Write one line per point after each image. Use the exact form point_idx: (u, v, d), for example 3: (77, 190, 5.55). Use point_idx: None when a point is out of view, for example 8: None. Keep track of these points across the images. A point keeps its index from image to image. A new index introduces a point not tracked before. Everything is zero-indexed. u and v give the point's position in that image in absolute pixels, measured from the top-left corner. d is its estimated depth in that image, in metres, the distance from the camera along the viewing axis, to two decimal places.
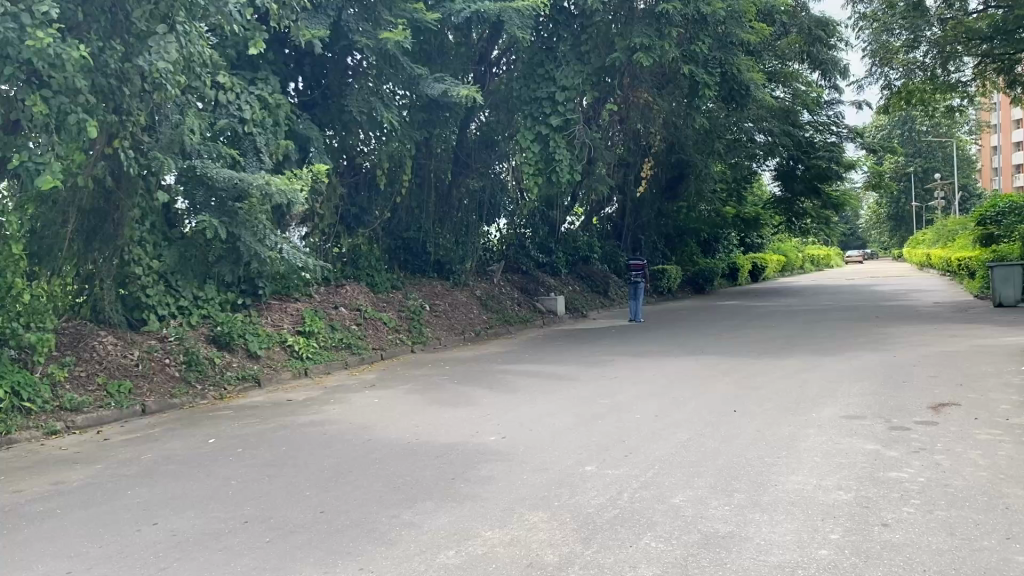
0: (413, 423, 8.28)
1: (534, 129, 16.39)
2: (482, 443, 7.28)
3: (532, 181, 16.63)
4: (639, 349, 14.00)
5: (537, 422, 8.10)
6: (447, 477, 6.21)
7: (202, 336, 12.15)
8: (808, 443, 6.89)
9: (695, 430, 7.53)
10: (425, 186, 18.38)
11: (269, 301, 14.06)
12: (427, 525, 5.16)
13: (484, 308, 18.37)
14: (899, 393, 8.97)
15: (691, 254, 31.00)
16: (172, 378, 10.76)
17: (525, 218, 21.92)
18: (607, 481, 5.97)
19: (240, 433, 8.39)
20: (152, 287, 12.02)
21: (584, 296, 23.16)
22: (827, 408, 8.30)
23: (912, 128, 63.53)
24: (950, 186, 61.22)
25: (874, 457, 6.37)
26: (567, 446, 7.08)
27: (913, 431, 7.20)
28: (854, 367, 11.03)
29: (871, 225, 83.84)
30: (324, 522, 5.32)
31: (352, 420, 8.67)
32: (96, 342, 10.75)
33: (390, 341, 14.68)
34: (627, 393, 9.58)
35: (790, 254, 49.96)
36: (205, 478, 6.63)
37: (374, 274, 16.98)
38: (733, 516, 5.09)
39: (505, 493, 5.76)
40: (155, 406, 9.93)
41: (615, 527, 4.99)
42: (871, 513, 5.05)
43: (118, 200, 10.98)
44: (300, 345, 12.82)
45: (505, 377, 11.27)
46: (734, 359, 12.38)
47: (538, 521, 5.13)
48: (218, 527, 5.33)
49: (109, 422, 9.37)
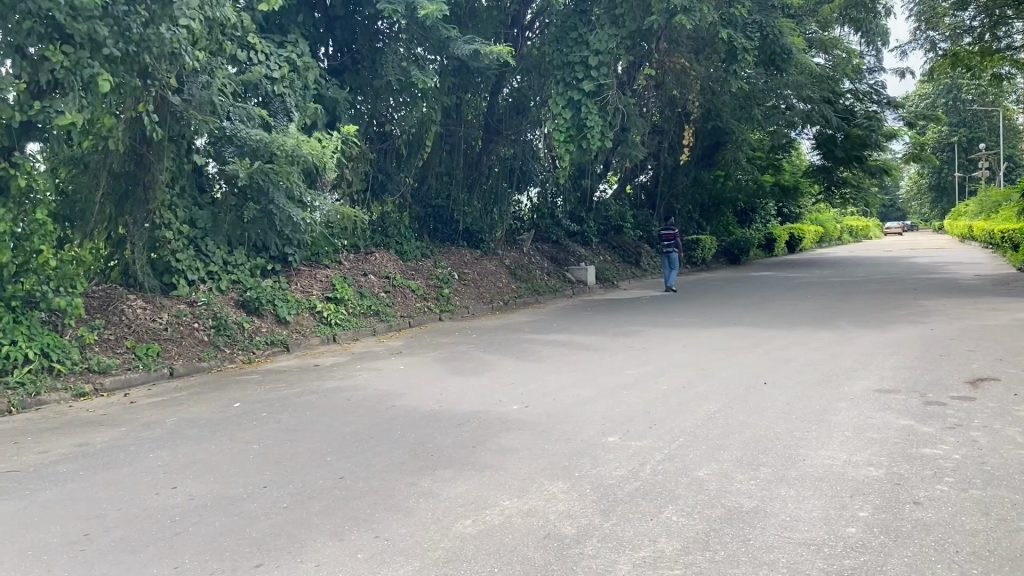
0: (437, 391, 8.22)
1: (566, 95, 16.18)
2: (505, 412, 7.20)
3: (563, 148, 16.43)
4: (670, 320, 13.82)
5: (562, 391, 8.00)
6: (468, 446, 6.15)
7: (231, 301, 12.12)
8: (839, 417, 6.72)
9: (722, 402, 7.37)
10: (455, 153, 18.25)
11: (299, 267, 14.01)
12: (445, 494, 5.09)
13: (513, 277, 18.25)
14: (936, 367, 8.73)
15: (726, 224, 30.55)
16: (200, 342, 10.79)
17: (557, 186, 21.71)
18: (630, 452, 5.85)
19: (264, 397, 8.41)
20: (182, 252, 11.99)
21: (616, 265, 22.92)
22: (860, 382, 8.09)
23: (957, 96, 61.86)
24: (996, 157, 59.64)
25: (908, 433, 6.18)
26: (591, 416, 6.97)
27: (949, 406, 6.99)
28: (890, 341, 10.77)
29: (912, 196, 82.05)
30: (342, 489, 5.28)
31: (377, 386, 8.64)
32: (124, 305, 10.76)
33: (418, 309, 14.61)
34: (654, 364, 9.44)
35: (828, 224, 49.13)
36: (226, 442, 6.64)
37: (403, 242, 16.89)
38: (758, 492, 4.95)
39: (525, 463, 5.67)
40: (183, 369, 10.00)
41: (636, 499, 4.87)
42: (902, 490, 4.89)
43: (150, 162, 10.99)
44: (328, 311, 12.82)
45: (532, 346, 11.17)
46: (766, 330, 12.16)
47: (558, 492, 5.04)
48: (237, 491, 5.31)
49: (137, 384, 9.46)
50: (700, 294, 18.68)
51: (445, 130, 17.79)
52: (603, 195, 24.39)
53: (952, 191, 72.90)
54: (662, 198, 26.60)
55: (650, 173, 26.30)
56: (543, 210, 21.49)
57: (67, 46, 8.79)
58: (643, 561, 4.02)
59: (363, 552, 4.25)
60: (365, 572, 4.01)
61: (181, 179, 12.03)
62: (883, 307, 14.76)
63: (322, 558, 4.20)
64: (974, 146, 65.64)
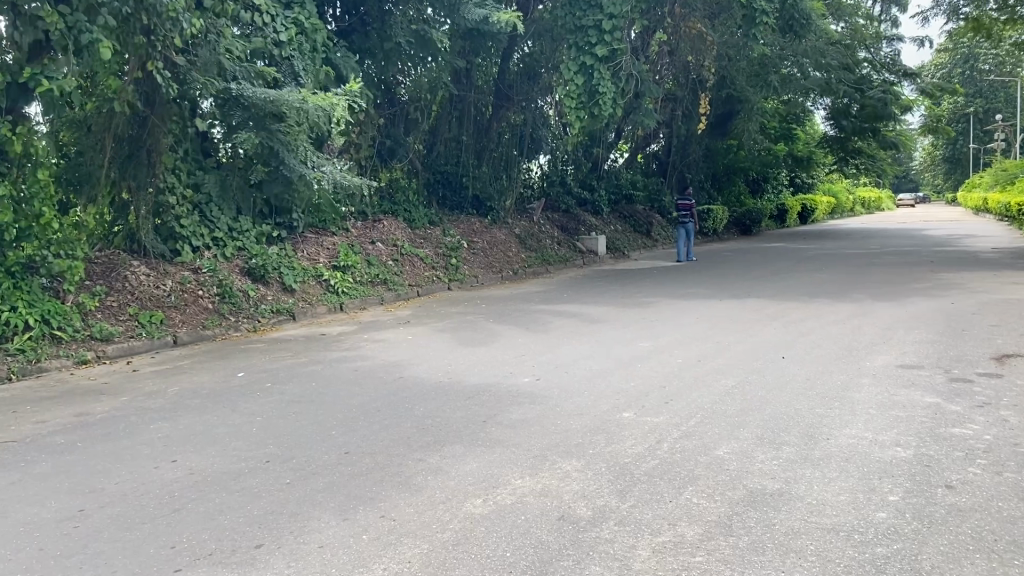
0: (446, 362, 8.02)
1: (579, 59, 15.82)
2: (515, 385, 7.00)
3: (574, 115, 16.10)
4: (682, 291, 13.57)
5: (574, 364, 7.78)
6: (479, 421, 5.94)
7: (236, 269, 11.89)
8: (862, 394, 6.49)
9: (740, 377, 7.16)
10: (464, 118, 17.96)
11: (305, 234, 13.76)
12: (455, 471, 4.90)
13: (523, 246, 17.97)
14: (960, 343, 8.47)
15: (738, 194, 30.13)
16: (205, 310, 10.60)
17: (568, 154, 21.34)
18: (646, 429, 5.63)
19: (269, 367, 8.23)
20: (187, 217, 11.73)
21: (627, 235, 22.60)
22: (881, 357, 7.85)
23: (973, 65, 60.86)
24: (1012, 128, 58.78)
25: (935, 411, 5.95)
26: (605, 390, 6.76)
27: (975, 383, 6.76)
28: (910, 314, 10.51)
29: (925, 168, 81.10)
30: (348, 464, 5.08)
31: (384, 357, 8.45)
32: (127, 272, 10.54)
33: (426, 278, 14.38)
34: (668, 337, 9.20)
35: (840, 195, 48.60)
36: (230, 413, 6.46)
37: (411, 210, 16.60)
38: (782, 472, 4.74)
39: (537, 439, 5.47)
40: (187, 337, 9.82)
41: (654, 479, 4.67)
42: (933, 472, 4.67)
43: (154, 124, 10.70)
44: (336, 279, 12.60)
45: (542, 317, 10.95)
46: (782, 302, 11.91)
47: (572, 471, 4.83)
48: (238, 466, 5.13)
49: (140, 352, 9.29)
50: (713, 265, 18.38)
51: (455, 96, 17.45)
52: (615, 164, 24.00)
53: (966, 163, 72.03)
54: (675, 167, 26.20)
55: (662, 141, 25.88)
56: (554, 178, 21.15)
57: (64, 7, 8.52)
58: (663, 546, 3.82)
59: (369, 533, 4.05)
60: (371, 554, 3.82)
61: (185, 143, 11.75)
62: (901, 280, 14.47)
63: (325, 539, 4.00)
64: (990, 116, 64.70)
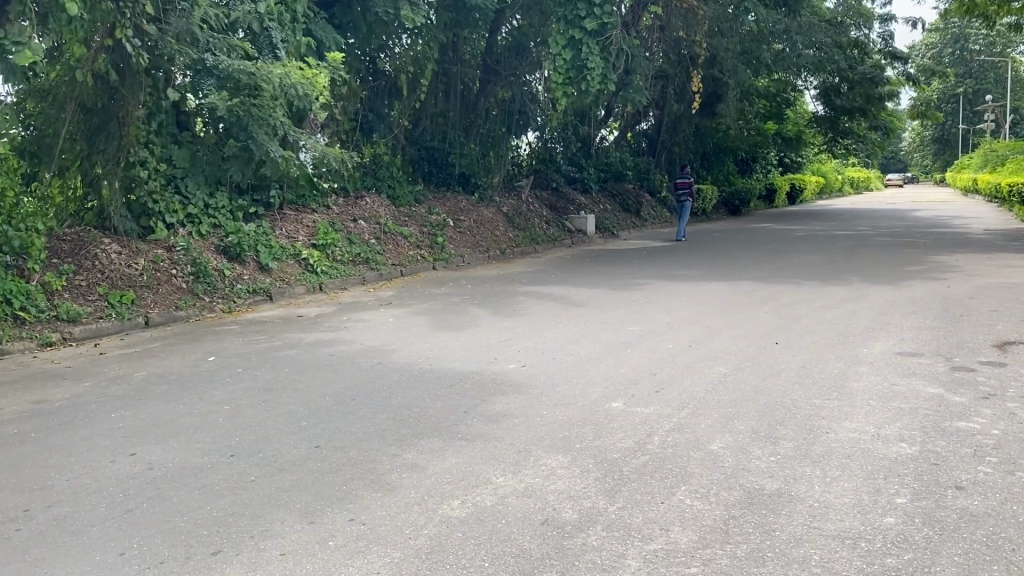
0: (427, 347, 7.69)
1: (567, 33, 15.39)
2: (499, 372, 6.68)
3: (561, 91, 15.75)
4: (672, 273, 13.27)
5: (561, 350, 7.47)
6: (459, 411, 5.62)
7: (211, 247, 11.48)
8: (861, 383, 6.20)
9: (733, 364, 6.86)
10: (452, 93, 17.54)
11: (284, 212, 13.34)
12: (432, 467, 4.58)
13: (511, 225, 17.59)
14: (960, 328, 8.20)
15: (727, 173, 29.78)
16: (178, 290, 10.22)
17: (556, 131, 20.92)
18: (636, 421, 5.32)
19: (242, 351, 7.87)
20: (159, 193, 11.26)
21: (615, 215, 22.25)
22: (879, 343, 7.57)
23: (964, 45, 60.68)
24: (1002, 109, 58.70)
25: (938, 403, 5.67)
26: (592, 377, 6.45)
27: (978, 372, 6.49)
28: (906, 297, 10.22)
29: (915, 150, 81.06)
30: (318, 460, 4.75)
31: (363, 340, 8.11)
32: (98, 249, 10.10)
33: (409, 258, 13.98)
34: (658, 320, 8.90)
35: (829, 175, 48.40)
36: (196, 402, 6.11)
37: (395, 185, 16.15)
38: (782, 471, 4.44)
39: (520, 432, 5.16)
40: (158, 318, 9.43)
41: (644, 478, 4.36)
42: (941, 471, 4.39)
43: (126, 96, 10.23)
44: (315, 258, 12.22)
45: (528, 300, 10.61)
46: (774, 285, 11.63)
47: (556, 468, 4.51)
48: (200, 461, 4.79)
49: (109, 334, 8.91)
50: (703, 245, 18.09)
51: (441, 70, 17.01)
52: (604, 142, 23.62)
53: (955, 144, 71.92)
54: (664, 146, 25.87)
55: (654, 119, 25.54)
56: (542, 156, 20.75)
57: None
58: (654, 555, 3.51)
59: (335, 539, 3.73)
60: (336, 563, 3.50)
61: (158, 116, 11.24)
62: (894, 262, 14.21)
63: (287, 546, 3.68)
64: (979, 97, 64.62)
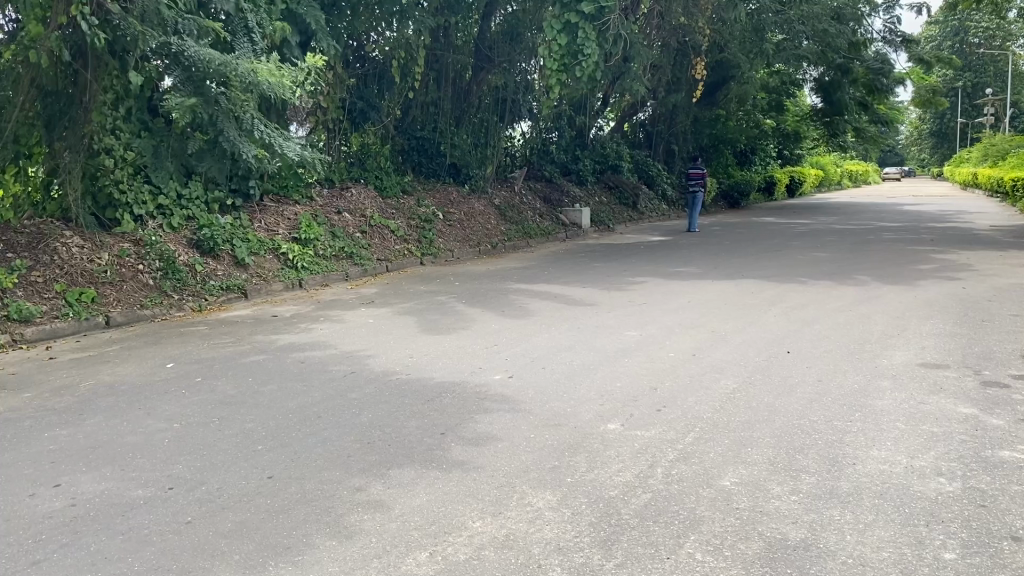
0: (407, 353, 7.04)
1: (563, 17, 14.73)
2: (483, 384, 6.02)
3: (555, 78, 15.04)
4: (670, 270, 12.61)
5: (552, 359, 6.82)
6: (436, 432, 4.98)
7: (183, 241, 10.78)
8: (885, 402, 5.56)
9: (741, 377, 6.22)
10: (443, 80, 16.83)
11: (263, 203, 12.64)
12: (400, 506, 3.95)
13: (503, 218, 16.92)
14: (985, 336, 7.56)
15: (726, 165, 29.08)
16: (144, 287, 9.55)
17: (551, 120, 20.26)
18: (636, 448, 4.70)
19: (205, 356, 7.20)
20: (128, 183, 10.56)
21: (612, 208, 21.60)
22: (899, 353, 6.94)
23: (964, 37, 60.35)
24: (1001, 102, 58.30)
25: (974, 426, 5.05)
26: (588, 392, 5.81)
27: (1013, 389, 5.87)
28: (921, 299, 9.60)
29: (913, 144, 80.60)
30: (268, 497, 4.10)
31: (338, 344, 7.44)
32: (58, 243, 9.41)
33: (397, 253, 13.31)
34: (658, 325, 8.25)
35: (828, 168, 47.91)
36: (144, 418, 5.45)
37: (383, 176, 15.44)
38: (806, 516, 3.80)
39: (503, 460, 4.51)
40: (121, 318, 8.78)
41: (647, 524, 3.73)
42: (991, 517, 3.78)
43: (87, 79, 9.49)
44: (294, 253, 11.53)
45: (519, 299, 9.95)
46: (779, 284, 10.99)
47: (543, 510, 3.87)
48: (132, 495, 4.15)
49: (65, 335, 8.26)
50: (702, 240, 17.49)
51: (432, 55, 16.35)
52: (600, 133, 22.95)
53: (953, 138, 71.46)
54: (661, 137, 25.40)
55: (650, 111, 25.05)
56: (536, 147, 20.10)
57: None
58: None
59: None
60: None
61: (126, 101, 10.52)
62: (901, 260, 13.61)
63: None
64: (979, 91, 64.23)
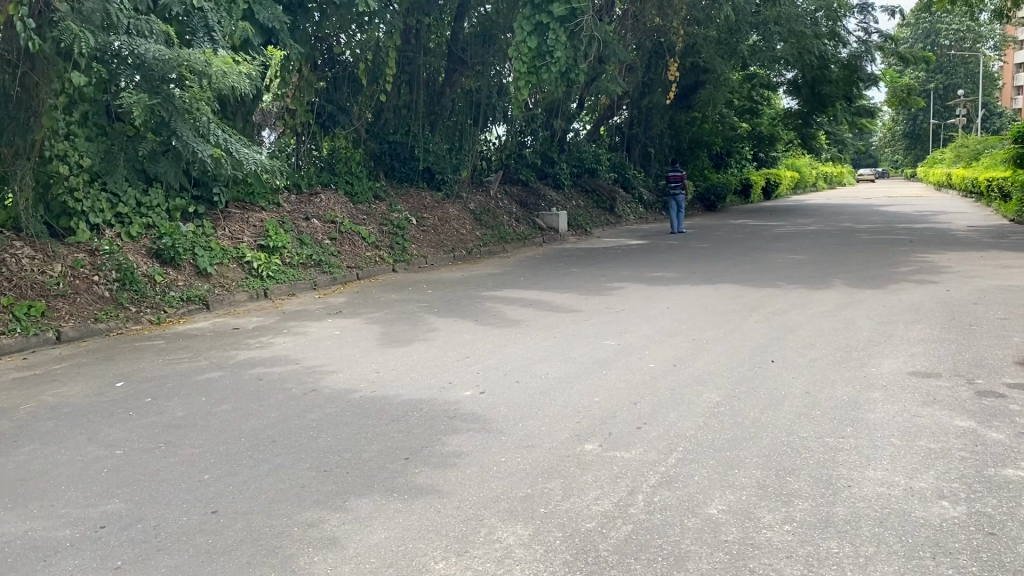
0: (373, 367, 6.65)
1: (534, 18, 14.40)
2: (453, 402, 5.64)
3: (525, 81, 14.71)
4: (650, 275, 12.29)
5: (527, 372, 6.45)
6: (399, 456, 4.60)
7: (141, 250, 10.33)
8: (877, 416, 5.24)
9: (725, 389, 5.88)
10: (415, 82, 16.42)
11: (228, 210, 12.20)
12: (354, 544, 3.57)
13: (479, 223, 16.54)
14: (974, 342, 7.30)
15: (703, 168, 28.86)
16: (100, 299, 9.09)
17: (525, 122, 19.92)
18: (615, 472, 4.34)
19: (158, 373, 6.76)
20: (83, 191, 10.10)
21: (589, 211, 21.29)
22: (888, 361, 6.66)
23: (935, 38, 60.85)
24: (973, 103, 58.88)
25: (974, 441, 4.75)
26: (563, 410, 5.45)
27: (1008, 399, 5.59)
28: (906, 303, 9.35)
29: (887, 145, 81.19)
30: (209, 536, 3.72)
31: (301, 359, 7.03)
32: (5, 254, 8.94)
33: (367, 259, 12.92)
34: (636, 333, 7.91)
35: (804, 170, 48.03)
36: (84, 444, 5.03)
37: (354, 181, 14.99)
38: (800, 549, 3.47)
39: (472, 488, 4.14)
40: (73, 333, 8.32)
41: (626, 561, 3.39)
42: (1001, 547, 3.47)
43: (35, 82, 9.00)
44: (260, 262, 11.11)
45: (494, 307, 9.58)
46: (761, 289, 10.70)
47: (512, 547, 3.52)
48: (58, 536, 3.75)
49: (11, 352, 7.80)
50: (680, 243, 17.21)
51: (403, 57, 15.98)
52: (577, 136, 22.64)
53: (926, 139, 72.03)
54: (638, 140, 25.16)
55: (626, 113, 24.80)
56: (511, 150, 19.75)
57: None
58: None
59: None
60: None
61: (81, 104, 10.05)
62: (882, 262, 13.38)
63: None
64: (951, 93, 64.79)
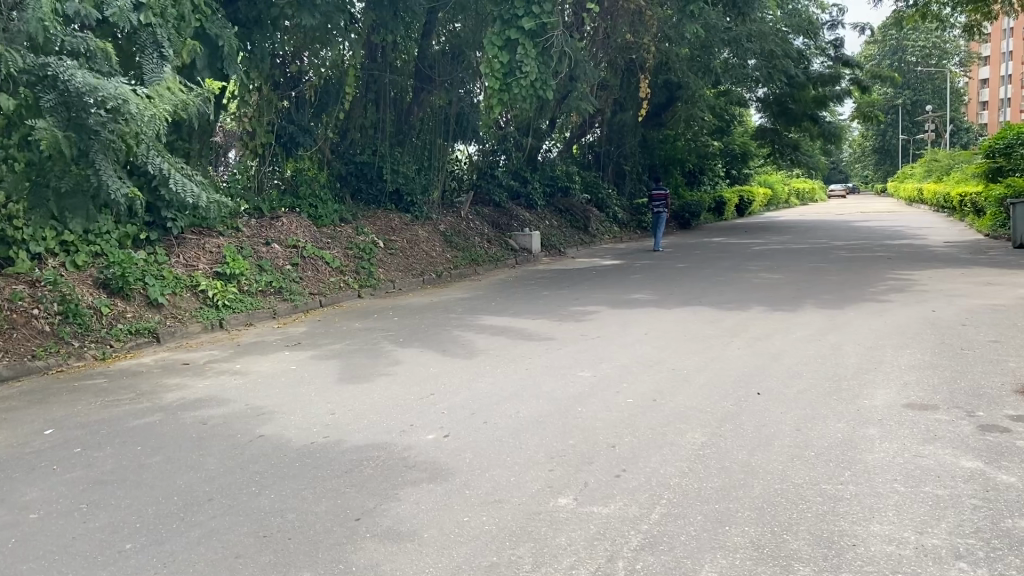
0: (329, 408, 6.11)
1: (504, 34, 13.97)
2: (413, 448, 5.13)
3: (496, 98, 14.24)
4: (626, 297, 11.86)
5: (494, 411, 5.95)
6: (349, 518, 4.09)
7: (87, 280, 9.74)
8: (877, 457, 4.80)
9: (710, 427, 5.43)
10: (382, 102, 15.94)
11: (184, 236, 11.65)
12: None
13: (449, 245, 16.06)
14: (968, 368, 6.91)
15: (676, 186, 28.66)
16: (40, 334, 8.49)
17: (496, 141, 19.53)
18: (590, 533, 3.85)
19: (94, 419, 6.18)
20: (23, 217, 9.51)
21: (562, 231, 20.88)
22: (881, 392, 6.23)
23: (901, 56, 61.46)
24: (941, 118, 59.60)
25: (985, 486, 4.32)
26: (533, 456, 4.94)
27: (1015, 434, 5.18)
28: (892, 325, 8.96)
29: (856, 161, 81.95)
30: None
31: (251, 400, 6.48)
32: None
33: (331, 285, 12.39)
34: (612, 363, 7.44)
35: (776, 187, 48.10)
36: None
37: (318, 204, 14.43)
38: None
39: (428, 558, 3.63)
40: (7, 371, 7.71)
41: None
42: None
43: None
44: (215, 291, 10.53)
45: (462, 336, 9.07)
46: (741, 312, 10.29)
47: None
48: None
49: None
50: (657, 263, 16.82)
51: (369, 75, 15.52)
52: (549, 155, 22.29)
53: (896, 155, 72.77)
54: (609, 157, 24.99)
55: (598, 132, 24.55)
56: (482, 169, 19.32)
57: None
58: None
59: None
60: None
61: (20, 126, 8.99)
62: (864, 281, 13.06)
63: None
64: (918, 109, 65.54)
